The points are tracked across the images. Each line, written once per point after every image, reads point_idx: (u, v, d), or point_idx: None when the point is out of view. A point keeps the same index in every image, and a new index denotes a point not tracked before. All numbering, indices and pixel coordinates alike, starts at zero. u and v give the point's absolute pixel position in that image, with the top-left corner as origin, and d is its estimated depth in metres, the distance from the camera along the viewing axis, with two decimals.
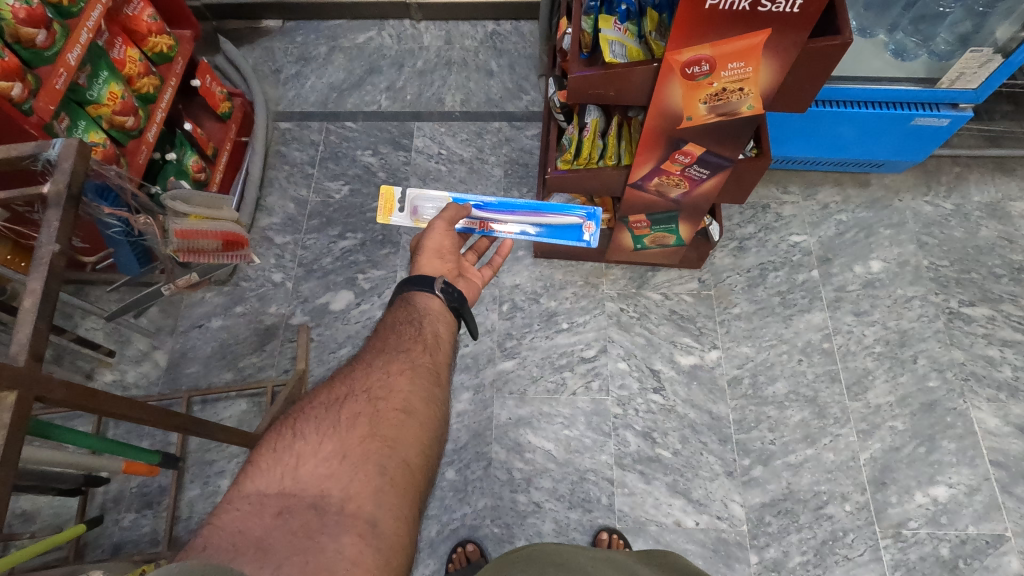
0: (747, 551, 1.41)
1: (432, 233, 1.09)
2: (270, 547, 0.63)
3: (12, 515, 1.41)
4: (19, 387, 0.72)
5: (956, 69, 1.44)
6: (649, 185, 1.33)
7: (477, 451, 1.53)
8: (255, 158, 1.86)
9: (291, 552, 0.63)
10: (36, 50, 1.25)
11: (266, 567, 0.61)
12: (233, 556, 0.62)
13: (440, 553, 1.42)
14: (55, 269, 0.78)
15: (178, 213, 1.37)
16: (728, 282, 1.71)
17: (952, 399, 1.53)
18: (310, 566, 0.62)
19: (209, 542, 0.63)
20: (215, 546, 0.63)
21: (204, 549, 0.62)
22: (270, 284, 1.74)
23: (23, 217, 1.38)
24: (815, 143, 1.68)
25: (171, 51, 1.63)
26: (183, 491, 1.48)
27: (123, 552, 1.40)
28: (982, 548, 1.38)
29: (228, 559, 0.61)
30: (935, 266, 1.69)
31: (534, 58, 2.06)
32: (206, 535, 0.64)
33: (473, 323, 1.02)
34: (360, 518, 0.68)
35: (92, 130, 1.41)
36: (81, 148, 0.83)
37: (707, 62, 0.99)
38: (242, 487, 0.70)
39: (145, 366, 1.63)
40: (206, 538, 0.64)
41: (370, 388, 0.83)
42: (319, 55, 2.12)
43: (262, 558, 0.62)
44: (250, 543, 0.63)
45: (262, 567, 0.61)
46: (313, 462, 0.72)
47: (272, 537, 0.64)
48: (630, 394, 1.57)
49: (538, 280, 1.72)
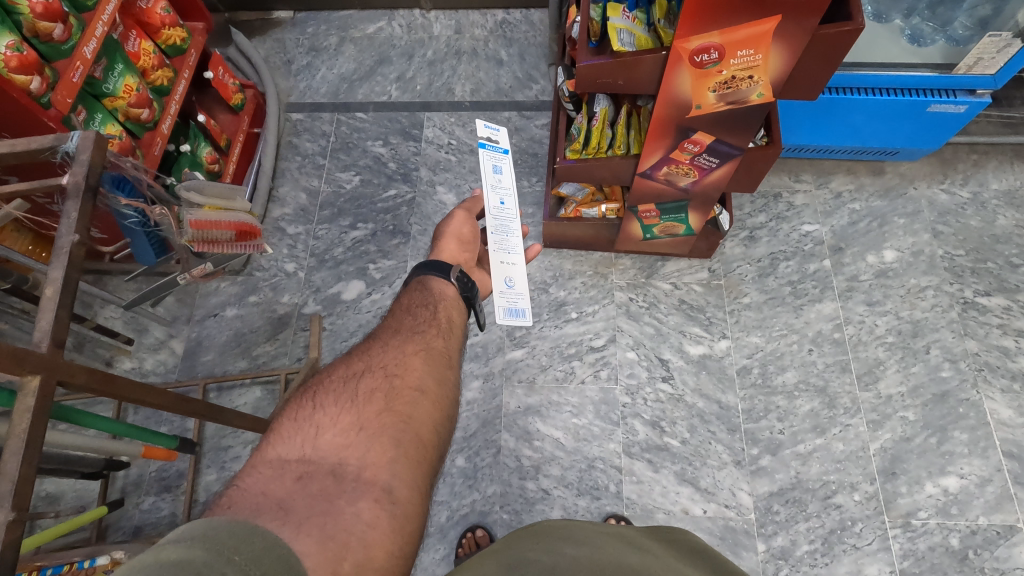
0: (754, 539, 1.42)
1: (453, 220, 1.12)
2: (292, 507, 0.64)
3: (37, 497, 1.45)
4: (42, 371, 0.75)
5: (973, 54, 1.40)
6: (658, 174, 1.32)
7: (486, 438, 1.54)
8: (267, 149, 1.88)
9: (311, 513, 0.64)
10: (54, 43, 1.27)
11: (288, 524, 0.61)
12: (257, 514, 0.62)
13: (450, 538, 1.45)
14: (74, 259, 0.80)
15: (192, 204, 1.40)
16: (738, 272, 1.70)
17: (964, 389, 1.52)
18: (329, 527, 0.63)
19: (234, 501, 0.64)
20: (239, 505, 0.63)
21: (229, 508, 0.63)
22: (283, 274, 1.77)
23: (43, 208, 1.42)
24: (828, 131, 1.66)
25: (184, 43, 1.65)
26: (200, 475, 1.51)
27: (143, 534, 1.45)
28: (993, 539, 1.37)
29: (252, 516, 0.61)
30: (950, 256, 1.67)
31: (543, 47, 2.05)
32: (231, 496, 0.65)
33: (483, 313, 1.04)
34: (376, 485, 0.69)
35: (108, 122, 1.44)
36: (97, 141, 0.85)
37: (716, 50, 0.98)
38: (264, 453, 0.72)
39: (162, 354, 1.66)
40: (230, 498, 0.65)
41: (386, 365, 0.84)
42: (330, 45, 2.13)
43: (284, 517, 0.62)
44: (273, 502, 0.64)
45: (284, 525, 0.61)
46: (332, 432, 0.73)
47: (293, 499, 0.65)
48: (638, 383, 1.58)
49: (547, 270, 1.72)
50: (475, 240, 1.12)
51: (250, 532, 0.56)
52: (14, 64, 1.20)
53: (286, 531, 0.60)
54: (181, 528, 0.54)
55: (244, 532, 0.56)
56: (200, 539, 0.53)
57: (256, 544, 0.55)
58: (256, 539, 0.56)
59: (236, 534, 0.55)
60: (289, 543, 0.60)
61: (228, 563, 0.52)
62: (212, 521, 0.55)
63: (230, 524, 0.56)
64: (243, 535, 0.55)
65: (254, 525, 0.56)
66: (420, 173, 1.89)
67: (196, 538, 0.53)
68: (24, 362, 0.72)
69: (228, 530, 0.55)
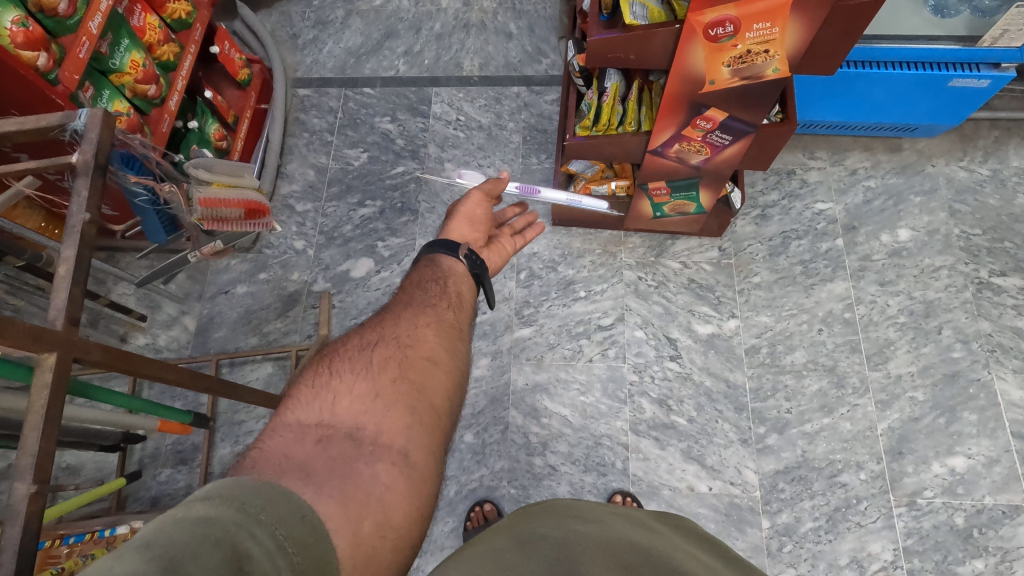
0: (759, 516, 1.43)
1: (467, 200, 1.12)
2: (313, 469, 0.64)
3: (58, 468, 1.49)
4: (58, 349, 0.76)
5: (999, 28, 1.33)
6: (669, 151, 1.30)
7: (494, 415, 1.56)
8: (275, 125, 1.87)
9: (332, 474, 0.64)
10: (59, 19, 1.26)
11: (310, 485, 0.62)
12: (281, 475, 0.62)
13: (458, 512, 1.48)
14: (86, 237, 0.81)
15: (200, 180, 1.38)
16: (749, 251, 1.68)
17: (975, 370, 1.51)
18: (349, 488, 0.64)
19: (256, 462, 0.65)
20: (262, 466, 0.64)
21: (252, 468, 0.64)
22: (292, 251, 1.77)
23: (54, 185, 1.43)
24: (844, 106, 1.62)
25: (189, 17, 1.63)
26: (215, 449, 1.55)
27: (161, 504, 1.49)
28: (998, 518, 1.38)
29: (277, 476, 0.62)
30: (966, 235, 1.64)
31: (554, 20, 2.01)
32: (253, 457, 0.66)
33: (492, 290, 1.05)
34: (393, 449, 0.70)
35: (116, 98, 1.43)
36: (105, 118, 0.84)
37: (731, 23, 0.95)
38: (283, 417, 0.72)
39: (175, 331, 1.68)
40: (253, 460, 0.65)
41: (399, 336, 0.85)
42: (336, 19, 2.09)
43: (306, 478, 0.63)
44: (294, 464, 0.64)
45: (306, 485, 0.62)
46: (349, 399, 0.74)
47: (314, 461, 0.65)
48: (645, 361, 1.59)
49: (556, 248, 1.71)
50: (487, 222, 1.13)
51: (275, 494, 0.57)
52: (20, 40, 1.19)
53: (308, 492, 0.61)
54: (209, 487, 0.56)
55: (267, 494, 0.57)
56: (228, 499, 0.54)
57: (282, 506, 0.57)
58: (280, 501, 0.57)
59: (261, 496, 0.56)
60: (312, 504, 0.60)
61: (255, 523, 0.54)
62: (238, 483, 0.57)
63: (255, 487, 0.57)
64: (269, 497, 0.57)
65: (278, 489, 0.58)
66: (428, 150, 1.87)
67: (224, 498, 0.55)
68: (40, 339, 0.74)
69: (255, 491, 0.57)
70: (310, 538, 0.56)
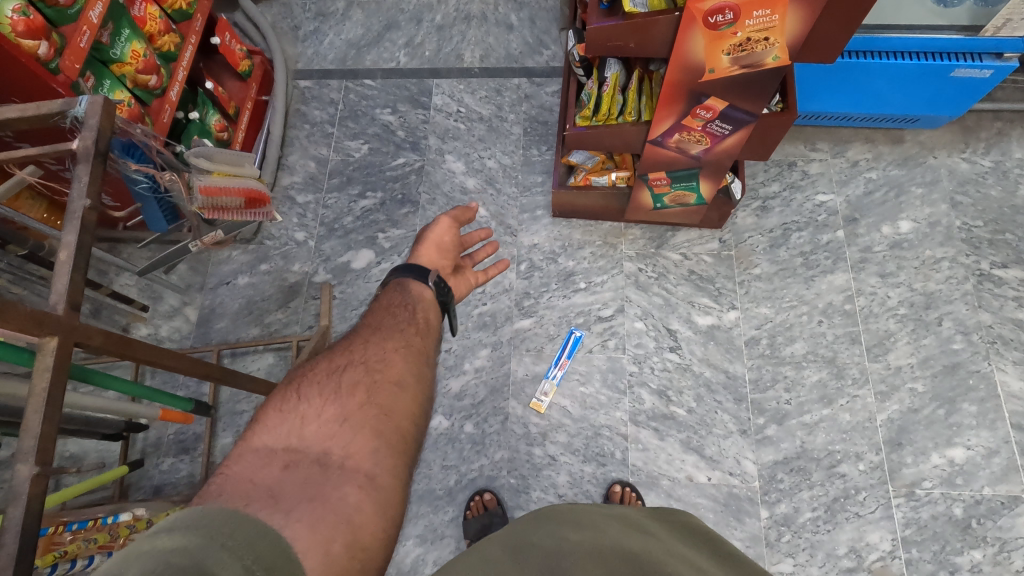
0: (758, 505, 1.44)
1: (437, 226, 1.12)
2: (281, 494, 0.65)
3: (61, 457, 1.50)
4: (58, 333, 0.77)
5: (1001, 17, 1.33)
6: (669, 141, 1.30)
7: (494, 405, 1.57)
8: (276, 116, 1.87)
9: (301, 498, 0.65)
10: (59, 8, 1.26)
11: (279, 511, 0.63)
12: (248, 502, 0.63)
13: (458, 501, 1.49)
14: (87, 223, 0.81)
15: (201, 169, 1.38)
16: (749, 242, 1.68)
17: (976, 361, 1.51)
18: (319, 511, 0.65)
19: (222, 488, 0.66)
20: (230, 492, 0.65)
21: (220, 494, 0.64)
22: (293, 243, 1.78)
23: (56, 175, 1.43)
24: (847, 97, 1.62)
25: (190, 7, 1.62)
26: (217, 439, 1.56)
27: (163, 493, 1.50)
28: (996, 509, 1.38)
29: (245, 503, 0.62)
30: (968, 227, 1.64)
31: (554, 11, 2.00)
32: (219, 483, 0.67)
33: (456, 318, 1.07)
34: (360, 472, 0.71)
35: (117, 89, 1.43)
36: (106, 106, 0.85)
37: (731, 11, 0.95)
38: (251, 441, 0.73)
39: (176, 321, 1.69)
40: (219, 486, 0.66)
41: (367, 360, 0.86)
42: (337, 10, 2.09)
43: (274, 504, 0.63)
44: (263, 489, 0.65)
45: (274, 511, 0.62)
46: (316, 423, 0.75)
47: (282, 486, 0.66)
48: (645, 352, 1.59)
49: (556, 240, 1.71)
50: (455, 249, 1.13)
51: (242, 519, 0.58)
52: (21, 29, 1.19)
53: (277, 517, 0.62)
54: (173, 519, 0.56)
55: (234, 520, 0.57)
56: (193, 528, 0.55)
57: (249, 531, 0.57)
58: (248, 526, 0.58)
59: (228, 523, 0.57)
60: (281, 529, 0.61)
61: (223, 548, 0.54)
62: (203, 512, 0.57)
63: (222, 514, 0.58)
64: (236, 523, 0.57)
65: (245, 515, 0.58)
66: (429, 141, 1.87)
67: (189, 527, 0.55)
68: (42, 323, 0.74)
69: (221, 518, 0.57)
70: (280, 559, 0.57)
